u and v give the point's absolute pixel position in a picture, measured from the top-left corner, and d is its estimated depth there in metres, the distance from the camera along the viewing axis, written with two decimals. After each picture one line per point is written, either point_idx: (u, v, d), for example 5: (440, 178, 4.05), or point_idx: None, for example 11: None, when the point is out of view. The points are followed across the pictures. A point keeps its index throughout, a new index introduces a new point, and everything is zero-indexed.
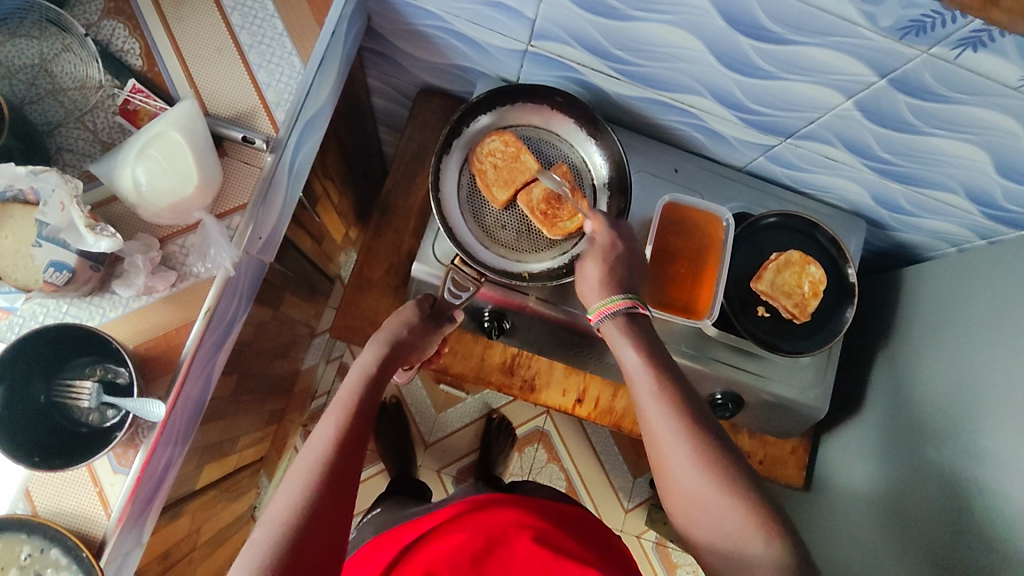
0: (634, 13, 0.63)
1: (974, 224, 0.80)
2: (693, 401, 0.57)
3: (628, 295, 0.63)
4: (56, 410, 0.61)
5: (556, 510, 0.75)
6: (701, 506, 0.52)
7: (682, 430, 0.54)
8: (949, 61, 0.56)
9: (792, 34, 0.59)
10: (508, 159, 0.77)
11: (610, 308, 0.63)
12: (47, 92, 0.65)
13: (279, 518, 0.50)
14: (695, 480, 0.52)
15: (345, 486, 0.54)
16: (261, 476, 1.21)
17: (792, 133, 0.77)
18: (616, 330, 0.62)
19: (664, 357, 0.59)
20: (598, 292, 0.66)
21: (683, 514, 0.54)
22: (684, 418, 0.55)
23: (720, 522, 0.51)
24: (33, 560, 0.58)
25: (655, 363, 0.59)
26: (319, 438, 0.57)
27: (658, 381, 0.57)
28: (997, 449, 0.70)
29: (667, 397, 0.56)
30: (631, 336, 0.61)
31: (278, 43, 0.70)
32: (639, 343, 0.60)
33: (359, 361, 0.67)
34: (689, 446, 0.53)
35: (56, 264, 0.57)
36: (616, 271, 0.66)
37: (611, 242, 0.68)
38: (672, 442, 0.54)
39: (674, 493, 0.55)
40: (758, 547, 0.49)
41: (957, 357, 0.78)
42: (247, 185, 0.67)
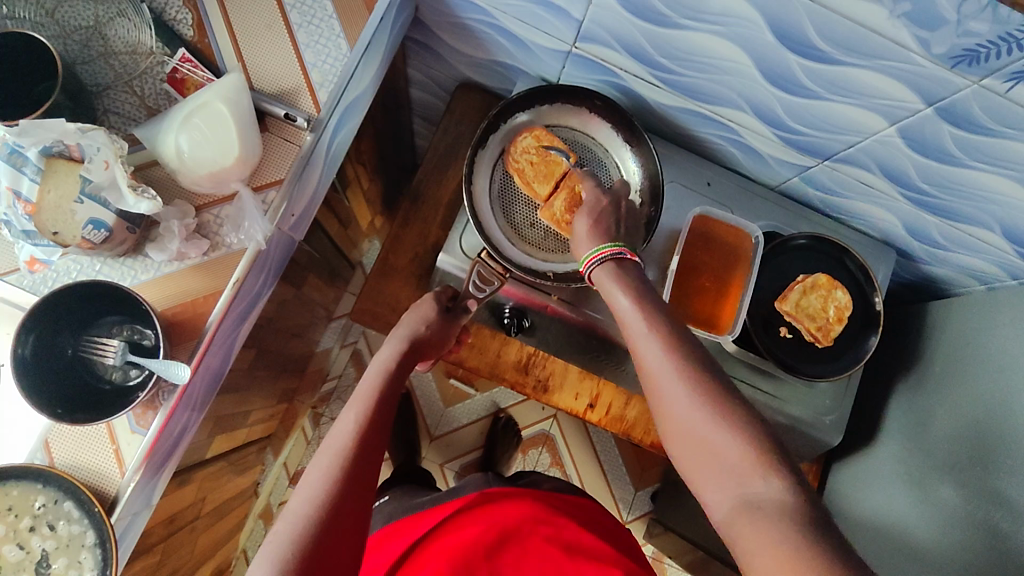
0: (682, 21, 0.63)
1: (1006, 262, 0.78)
2: (688, 342, 0.56)
3: (617, 242, 0.65)
4: (81, 364, 0.62)
5: (569, 509, 0.75)
6: (705, 451, 0.51)
7: (679, 373, 0.53)
8: (999, 94, 0.55)
9: (842, 54, 0.59)
10: (541, 152, 0.77)
11: (599, 254, 0.64)
12: (98, 54, 0.66)
13: (302, 507, 0.51)
14: (701, 423, 0.51)
15: (366, 478, 0.55)
16: (267, 453, 1.22)
17: (830, 156, 0.76)
18: (608, 276, 0.63)
19: (655, 299, 0.59)
20: (587, 241, 0.67)
21: (689, 461, 0.53)
22: (683, 360, 0.54)
23: (720, 458, 0.50)
24: (47, 511, 0.60)
25: (647, 308, 0.58)
26: (339, 432, 0.58)
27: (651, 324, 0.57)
28: (1014, 491, 0.69)
29: (661, 336, 0.56)
30: (621, 282, 0.62)
31: (327, 24, 0.70)
32: (629, 289, 0.60)
33: (378, 359, 0.68)
34: (687, 390, 0.52)
35: (95, 222, 0.58)
36: (602, 221, 0.68)
37: (599, 199, 0.71)
38: (669, 382, 0.54)
39: (685, 449, 0.53)
40: (762, 485, 0.47)
41: (979, 395, 0.77)
42: (285, 161, 0.68)
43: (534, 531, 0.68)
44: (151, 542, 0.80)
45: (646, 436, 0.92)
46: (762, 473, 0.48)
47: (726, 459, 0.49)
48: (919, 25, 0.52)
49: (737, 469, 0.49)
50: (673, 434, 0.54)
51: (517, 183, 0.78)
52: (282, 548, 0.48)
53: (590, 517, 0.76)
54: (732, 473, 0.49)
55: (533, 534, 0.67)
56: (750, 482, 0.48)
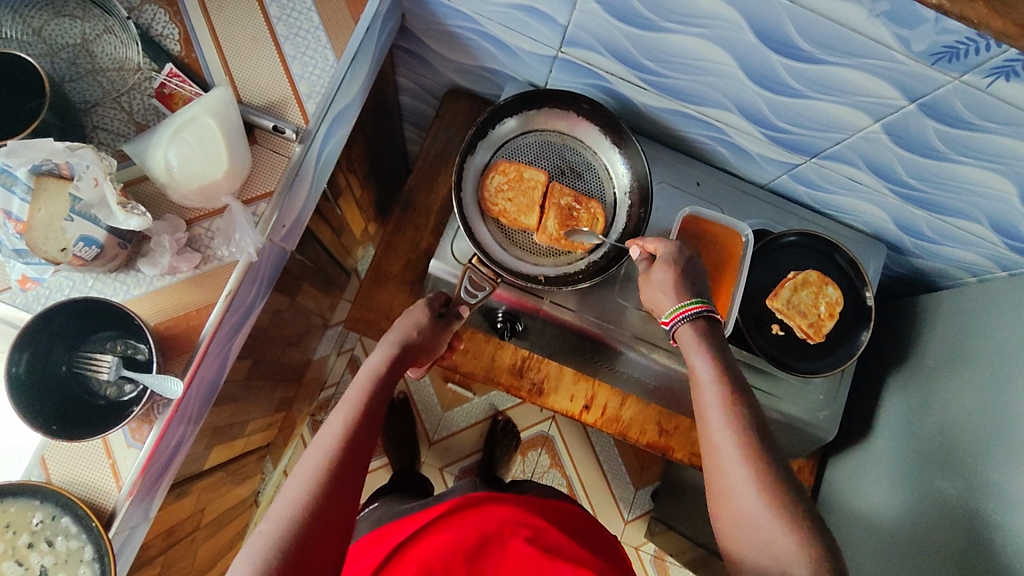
0: (665, 24, 0.64)
1: (995, 254, 0.79)
2: (758, 423, 0.57)
3: (700, 300, 0.65)
4: (75, 380, 0.62)
5: (551, 511, 0.77)
6: (750, 531, 0.53)
7: (742, 452, 0.55)
8: (980, 89, 0.56)
9: (824, 53, 0.60)
10: (515, 183, 0.78)
11: (684, 310, 0.64)
12: (86, 72, 0.67)
13: (285, 510, 0.52)
14: (754, 503, 0.53)
15: (353, 483, 0.56)
16: (266, 462, 1.23)
17: (817, 153, 0.77)
18: (692, 336, 0.63)
19: (735, 372, 0.60)
20: (669, 297, 0.66)
21: (731, 530, 0.55)
22: (751, 441, 0.55)
23: (763, 538, 0.52)
24: (44, 527, 0.60)
25: (725, 378, 0.59)
26: (327, 433, 0.59)
27: (728, 394, 0.58)
28: (1007, 483, 0.69)
29: (733, 410, 0.57)
30: (704, 345, 0.62)
31: (313, 36, 0.71)
32: (711, 355, 0.61)
33: (369, 362, 0.68)
34: (750, 471, 0.54)
35: (86, 239, 0.58)
36: (686, 275, 0.67)
37: (681, 249, 0.69)
38: (731, 458, 0.55)
39: (727, 516, 0.55)
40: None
41: (971, 388, 0.78)
42: (274, 173, 0.69)
43: (516, 532, 0.69)
44: (151, 554, 0.81)
45: (642, 436, 0.92)
46: (807, 568, 0.50)
47: (771, 542, 0.51)
48: (898, 24, 0.53)
49: (780, 557, 0.51)
50: (721, 503, 0.56)
51: (506, 224, 0.78)
52: (261, 552, 0.49)
53: (576, 522, 0.78)
54: (773, 556, 0.51)
55: (515, 535, 0.68)
56: (790, 573, 0.50)
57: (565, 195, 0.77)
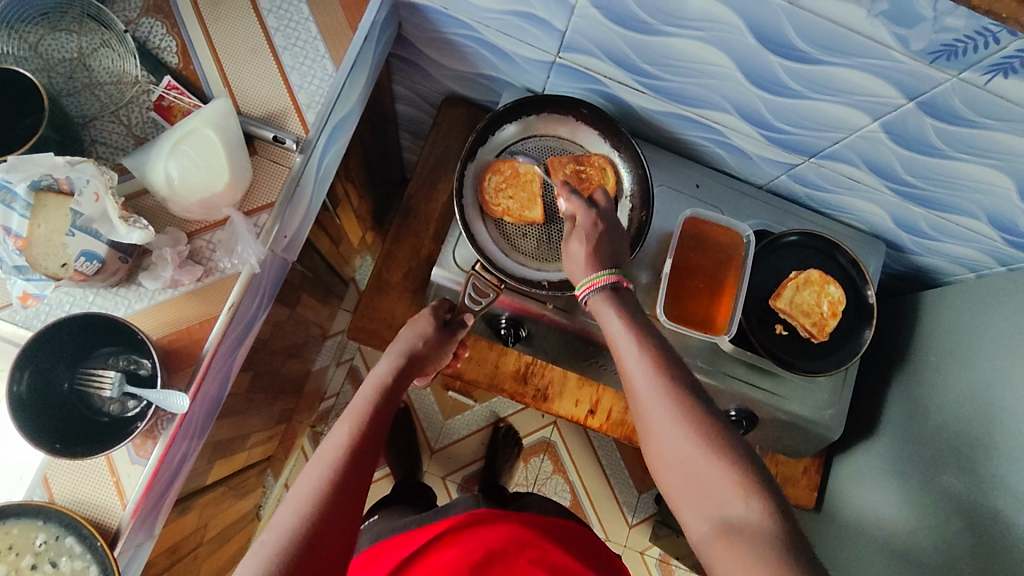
0: (663, 27, 0.64)
1: (994, 249, 0.79)
2: (677, 369, 0.57)
3: (611, 270, 0.65)
4: (77, 398, 0.61)
5: (555, 529, 0.76)
6: (688, 469, 0.52)
7: (663, 394, 0.55)
8: (979, 86, 0.56)
9: (822, 54, 0.60)
10: (513, 180, 0.78)
11: (594, 282, 0.64)
12: (83, 86, 0.66)
13: (287, 520, 0.51)
14: (682, 441, 0.53)
15: (356, 491, 0.55)
16: (267, 475, 1.22)
17: (816, 153, 0.77)
18: (602, 300, 0.64)
19: (648, 325, 0.61)
20: (583, 268, 0.66)
21: (670, 478, 0.54)
22: (669, 384, 0.56)
23: (700, 477, 0.51)
24: (49, 547, 0.59)
25: (640, 333, 0.60)
26: (330, 445, 0.58)
27: (641, 345, 0.59)
28: (1014, 477, 0.70)
29: (652, 359, 0.58)
30: (614, 305, 0.63)
31: (311, 46, 0.71)
32: (623, 313, 0.62)
33: (374, 374, 0.68)
34: (675, 413, 0.54)
35: (87, 254, 0.57)
36: (598, 248, 0.67)
37: (595, 222, 0.69)
38: (656, 406, 0.55)
39: (664, 466, 0.55)
40: (738, 506, 0.48)
41: (974, 383, 0.78)
42: (275, 184, 0.68)
43: (521, 552, 0.68)
44: (155, 572, 0.80)
45: None
46: (742, 495, 0.48)
47: (708, 481, 0.51)
48: (896, 23, 0.53)
49: (720, 493, 0.49)
50: (656, 454, 0.56)
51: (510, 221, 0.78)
52: (263, 561, 0.48)
53: (576, 537, 0.77)
54: (713, 494, 0.50)
55: (519, 555, 0.68)
56: (731, 506, 0.48)
57: (565, 164, 0.78)
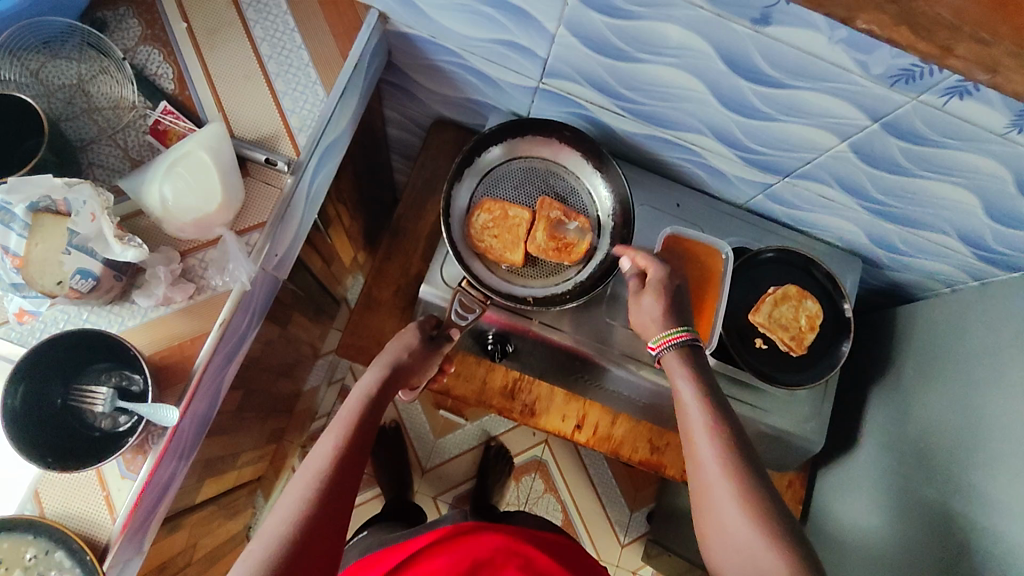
0: (639, 55, 0.67)
1: (966, 264, 0.82)
2: (741, 441, 0.60)
3: (686, 328, 0.68)
4: (70, 413, 0.63)
5: (540, 536, 0.79)
6: (738, 543, 0.55)
7: (724, 467, 0.58)
8: (937, 108, 0.59)
9: (789, 79, 0.63)
10: (500, 221, 0.79)
11: (670, 338, 0.67)
12: (82, 111, 0.69)
13: (275, 530, 0.52)
14: (738, 519, 0.55)
15: (342, 501, 0.57)
16: (257, 495, 1.22)
17: (789, 173, 0.80)
18: (676, 361, 0.66)
19: (719, 395, 0.63)
20: (658, 324, 0.69)
21: (720, 547, 0.57)
22: (733, 461, 0.58)
23: (753, 557, 0.54)
24: (38, 561, 0.60)
25: (709, 401, 0.63)
26: (318, 455, 0.60)
27: (710, 415, 0.61)
28: (989, 486, 0.71)
29: (716, 429, 0.60)
30: (687, 368, 0.65)
31: (303, 72, 0.74)
32: (694, 378, 0.65)
33: (361, 384, 0.69)
34: (731, 486, 0.56)
35: (82, 272, 0.59)
36: (673, 304, 0.70)
37: (668, 279, 0.72)
38: (717, 480, 0.58)
39: (715, 536, 0.57)
40: None
41: (950, 395, 0.80)
42: (267, 205, 0.70)
43: (507, 562, 0.71)
44: None
45: (634, 454, 0.92)
46: None
47: (759, 562, 0.53)
48: (856, 50, 0.56)
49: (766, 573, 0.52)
50: (708, 520, 0.58)
51: (489, 259, 0.80)
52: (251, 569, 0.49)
53: (559, 545, 0.80)
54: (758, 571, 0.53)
55: (505, 566, 0.71)
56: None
57: (554, 209, 0.80)
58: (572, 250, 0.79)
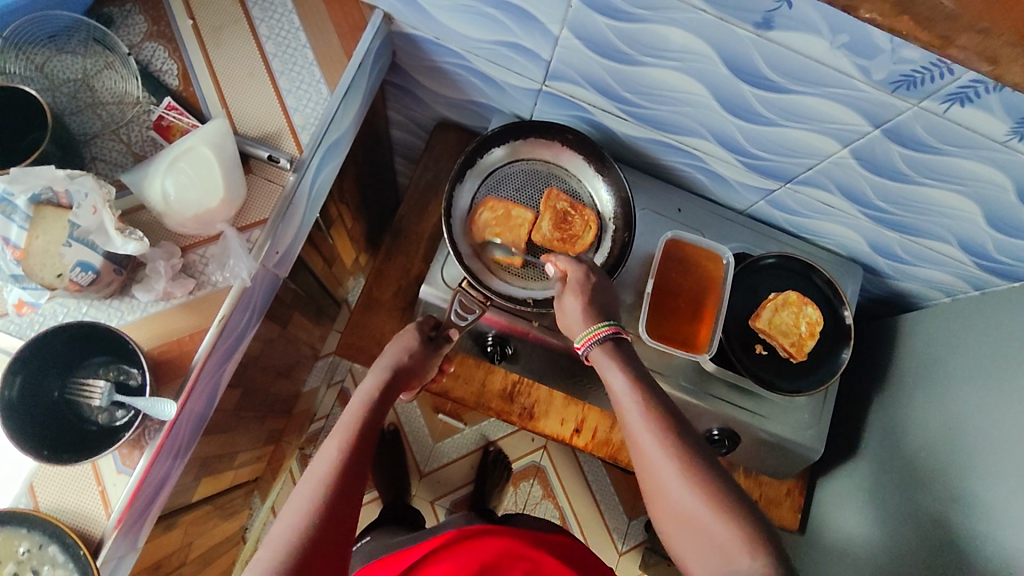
0: (642, 58, 0.67)
1: (967, 273, 0.82)
2: (678, 421, 0.59)
3: (609, 321, 0.67)
4: (67, 406, 0.62)
5: (547, 539, 0.79)
6: (692, 521, 0.54)
7: (667, 450, 0.57)
8: (938, 114, 0.59)
9: (791, 84, 0.63)
10: (502, 219, 0.79)
11: (595, 334, 0.66)
12: (86, 105, 0.69)
13: (283, 537, 0.52)
14: (686, 498, 0.54)
15: (348, 505, 0.57)
16: (253, 497, 1.22)
17: (791, 179, 0.80)
18: (604, 356, 0.65)
19: (649, 380, 0.62)
20: (579, 321, 0.68)
21: (676, 531, 0.56)
22: (673, 443, 0.57)
23: (711, 536, 0.53)
24: (31, 556, 0.59)
25: (643, 388, 0.62)
26: (322, 459, 0.59)
27: (646, 401, 0.60)
28: (989, 496, 0.71)
29: (651, 414, 0.59)
30: (614, 359, 0.65)
31: (308, 71, 0.74)
32: (625, 368, 0.63)
33: (363, 387, 0.69)
34: (675, 467, 0.55)
35: (83, 264, 0.59)
36: (592, 301, 0.69)
37: (588, 276, 0.71)
38: (660, 463, 0.56)
39: (670, 520, 0.56)
40: (745, 563, 0.50)
41: (950, 404, 0.80)
42: (268, 202, 0.70)
43: (515, 564, 0.71)
44: None
45: (633, 459, 0.91)
46: (749, 552, 0.50)
47: (716, 537, 0.52)
48: (858, 55, 0.56)
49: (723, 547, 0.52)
50: (659, 504, 0.57)
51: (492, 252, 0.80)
52: None
53: (567, 547, 0.80)
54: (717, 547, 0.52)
55: (513, 568, 0.71)
56: (736, 560, 0.51)
57: (561, 201, 0.81)
58: (578, 238, 0.80)
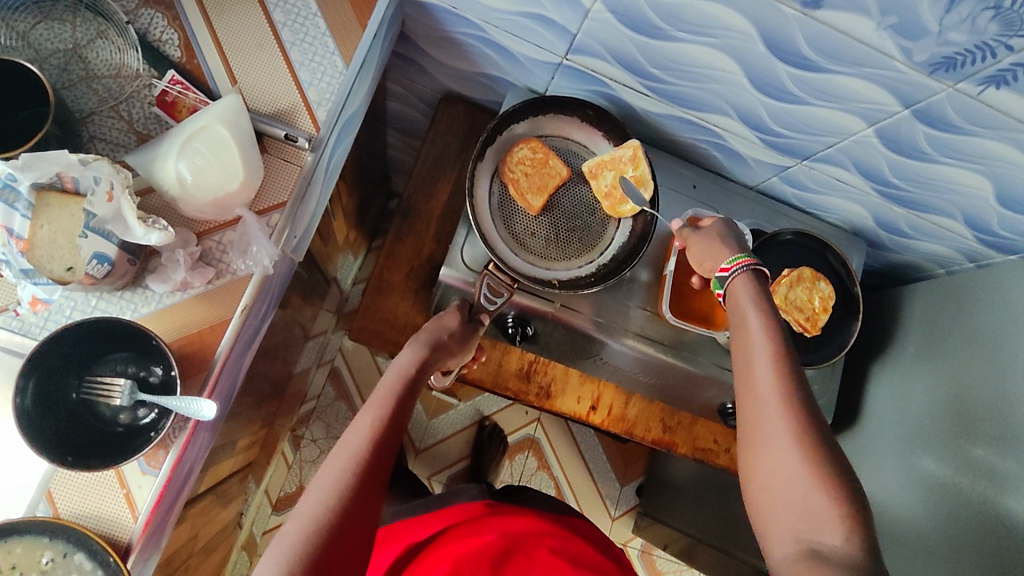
0: (677, 33, 0.66)
1: (966, 248, 0.85)
2: (800, 373, 0.55)
3: (746, 253, 0.63)
4: (85, 407, 0.58)
5: (569, 522, 0.81)
6: (783, 489, 0.51)
7: (782, 399, 0.53)
8: (972, 96, 0.60)
9: (829, 63, 0.63)
10: (537, 165, 0.79)
11: (729, 267, 0.63)
12: (79, 78, 0.63)
13: (311, 512, 0.51)
14: (793, 464, 0.51)
15: (375, 489, 0.55)
16: (249, 482, 1.19)
17: (808, 156, 0.81)
18: (744, 286, 0.61)
19: (789, 335, 0.57)
20: (716, 253, 0.66)
21: (767, 488, 0.52)
22: (794, 396, 0.53)
23: (805, 504, 0.49)
24: (56, 565, 0.56)
25: (775, 328, 0.57)
26: (354, 434, 0.58)
27: (774, 342, 0.56)
28: (995, 460, 0.75)
29: (780, 359, 0.55)
30: (750, 293, 0.61)
31: (320, 42, 0.69)
32: (763, 308, 0.59)
33: (398, 362, 0.67)
34: (801, 449, 0.51)
35: (99, 256, 0.55)
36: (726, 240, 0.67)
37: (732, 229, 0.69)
38: (773, 415, 0.53)
39: (759, 471, 0.53)
40: (837, 539, 0.47)
41: (951, 374, 0.84)
42: (287, 184, 0.66)
43: (540, 544, 0.72)
44: None
45: (647, 434, 0.93)
46: (842, 531, 0.47)
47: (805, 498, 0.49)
48: (903, 36, 0.56)
49: (814, 517, 0.48)
50: (753, 454, 0.54)
51: (511, 194, 0.79)
52: (287, 554, 0.48)
53: (588, 534, 0.81)
54: (804, 516, 0.49)
55: (539, 546, 0.71)
56: (823, 532, 0.48)
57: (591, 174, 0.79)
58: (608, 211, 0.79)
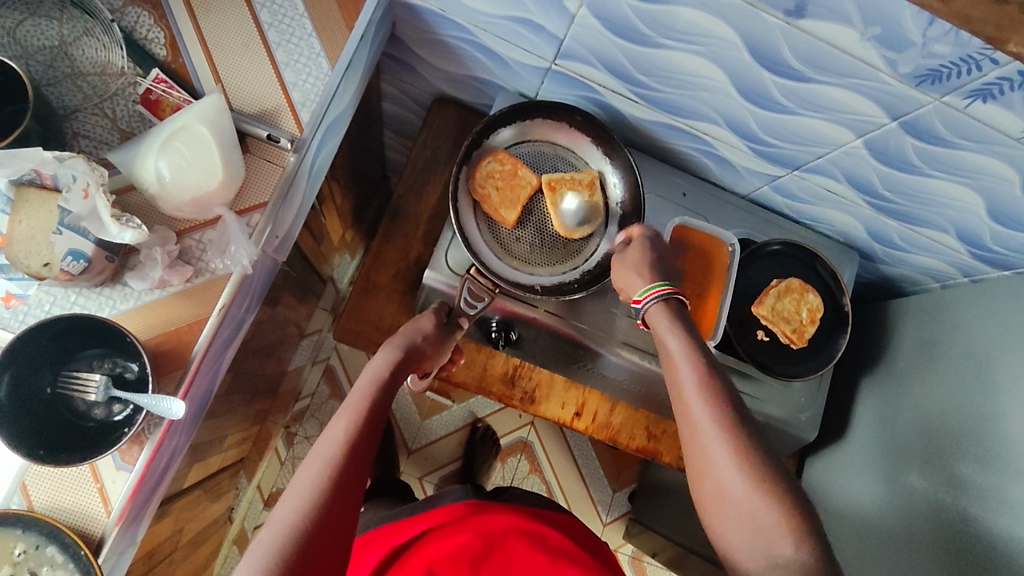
0: (662, 41, 0.65)
1: (960, 262, 0.84)
2: (728, 391, 0.58)
3: (665, 281, 0.66)
4: (60, 402, 0.59)
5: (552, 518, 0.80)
6: (734, 506, 0.53)
7: (717, 422, 0.55)
8: (959, 110, 0.59)
9: (815, 73, 0.62)
10: (506, 177, 0.78)
11: (655, 293, 0.66)
12: (64, 75, 0.64)
13: (287, 518, 0.51)
14: (737, 483, 0.53)
15: (352, 494, 0.55)
16: (240, 477, 1.19)
17: (799, 166, 0.80)
18: (663, 313, 0.64)
19: (710, 354, 0.61)
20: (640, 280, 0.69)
21: (719, 511, 0.54)
22: (723, 415, 0.56)
23: (753, 521, 0.51)
24: (28, 557, 0.57)
25: (697, 353, 0.60)
26: (329, 438, 0.58)
27: (698, 365, 0.60)
28: (982, 479, 0.74)
29: (705, 380, 0.58)
30: (670, 320, 0.64)
31: (306, 43, 0.69)
32: (683, 333, 0.63)
33: (373, 365, 0.67)
34: (739, 466, 0.53)
35: (74, 253, 0.55)
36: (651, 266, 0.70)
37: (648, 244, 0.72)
38: (711, 438, 0.55)
39: (708, 494, 0.55)
40: (788, 549, 0.49)
41: (941, 390, 0.83)
42: (268, 183, 0.67)
43: (518, 540, 0.71)
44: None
45: (631, 441, 0.93)
46: (792, 539, 0.50)
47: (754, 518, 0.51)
48: (888, 47, 0.55)
49: (766, 531, 0.51)
50: (699, 479, 0.56)
51: (485, 211, 0.78)
52: (263, 561, 0.48)
53: (572, 530, 0.80)
54: (758, 529, 0.51)
55: (516, 541, 0.71)
56: (777, 546, 0.50)
57: (562, 183, 0.78)
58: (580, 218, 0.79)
